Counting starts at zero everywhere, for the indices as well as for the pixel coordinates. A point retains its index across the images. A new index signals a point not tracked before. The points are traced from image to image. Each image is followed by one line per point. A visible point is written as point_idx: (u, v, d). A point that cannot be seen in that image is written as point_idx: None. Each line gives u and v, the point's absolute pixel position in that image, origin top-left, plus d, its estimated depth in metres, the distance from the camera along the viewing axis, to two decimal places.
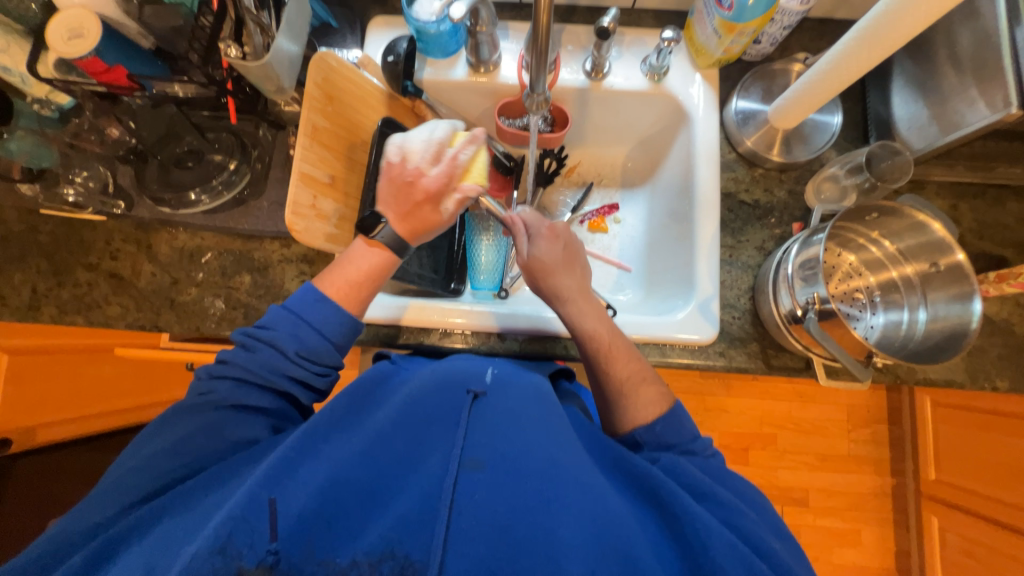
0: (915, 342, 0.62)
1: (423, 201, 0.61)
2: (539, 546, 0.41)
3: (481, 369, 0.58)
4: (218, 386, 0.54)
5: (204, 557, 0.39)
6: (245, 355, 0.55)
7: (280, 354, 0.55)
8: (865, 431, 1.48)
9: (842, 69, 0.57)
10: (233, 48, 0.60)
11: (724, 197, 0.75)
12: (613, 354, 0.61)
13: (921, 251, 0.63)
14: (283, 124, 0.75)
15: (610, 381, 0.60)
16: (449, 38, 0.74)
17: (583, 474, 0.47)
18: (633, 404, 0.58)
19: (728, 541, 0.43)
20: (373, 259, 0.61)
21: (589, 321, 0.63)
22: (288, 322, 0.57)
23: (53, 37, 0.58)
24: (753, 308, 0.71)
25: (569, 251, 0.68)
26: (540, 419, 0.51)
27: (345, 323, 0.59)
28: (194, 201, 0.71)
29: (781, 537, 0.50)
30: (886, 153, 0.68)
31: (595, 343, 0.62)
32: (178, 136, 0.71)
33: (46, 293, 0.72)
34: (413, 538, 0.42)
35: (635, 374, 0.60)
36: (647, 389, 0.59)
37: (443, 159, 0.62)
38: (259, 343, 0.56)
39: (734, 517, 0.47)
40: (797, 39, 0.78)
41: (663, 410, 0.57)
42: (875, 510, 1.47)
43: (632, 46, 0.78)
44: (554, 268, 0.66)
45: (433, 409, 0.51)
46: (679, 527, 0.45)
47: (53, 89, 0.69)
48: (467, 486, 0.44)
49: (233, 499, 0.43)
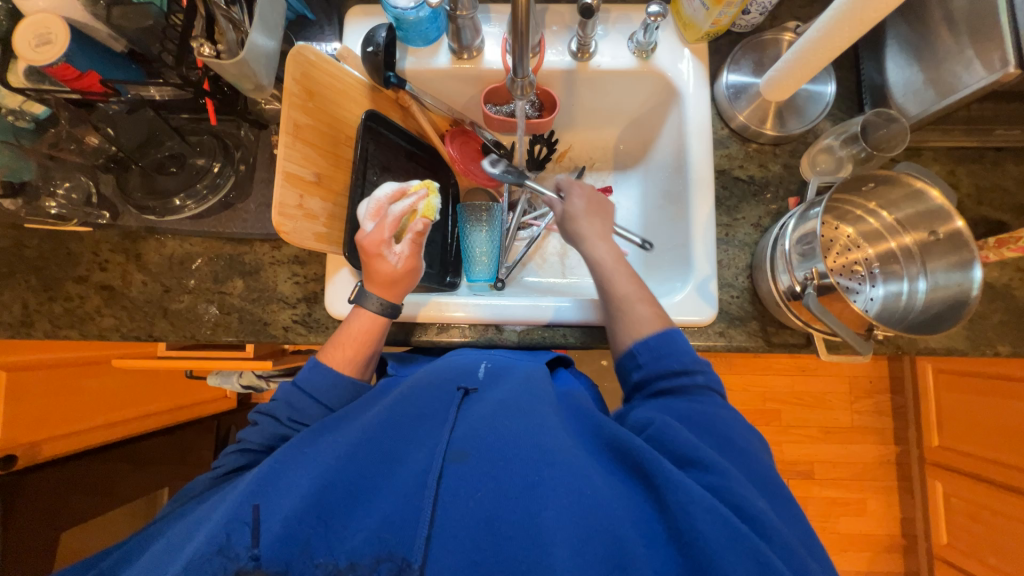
0: (916, 313, 0.61)
1: (370, 253, 0.60)
2: (524, 530, 0.41)
3: (474, 366, 0.59)
4: (226, 460, 0.57)
5: (206, 557, 0.40)
6: (253, 430, 0.58)
7: (276, 421, 0.58)
8: (867, 402, 1.49)
9: (834, 36, 0.55)
10: (206, 47, 0.57)
11: (718, 174, 0.74)
12: (616, 275, 0.63)
13: (920, 220, 0.62)
14: (265, 123, 0.73)
15: (611, 297, 0.62)
16: (429, 25, 0.72)
17: (570, 455, 0.46)
18: (629, 317, 0.59)
19: (709, 505, 0.40)
20: (364, 324, 0.61)
21: (600, 250, 0.65)
22: (286, 392, 0.58)
23: (20, 44, 0.56)
24: (751, 287, 0.70)
25: (590, 197, 0.70)
26: (527, 405, 0.51)
27: (341, 385, 0.59)
28: (180, 207, 0.69)
29: (772, 497, 0.46)
30: (881, 121, 0.67)
31: (599, 268, 0.64)
32: (159, 141, 0.68)
33: (38, 309, 0.72)
34: (402, 535, 0.42)
35: (636, 294, 0.61)
36: (643, 307, 0.59)
37: (380, 216, 0.62)
38: (263, 416, 0.59)
39: (713, 478, 0.43)
40: (787, 7, 0.76)
41: (658, 328, 0.57)
42: (879, 479, 1.48)
43: (618, 24, 0.76)
44: (576, 214, 0.68)
45: (419, 405, 0.52)
46: (660, 496, 0.43)
47: (25, 99, 0.64)
48: (451, 479, 0.45)
49: (223, 510, 0.44)
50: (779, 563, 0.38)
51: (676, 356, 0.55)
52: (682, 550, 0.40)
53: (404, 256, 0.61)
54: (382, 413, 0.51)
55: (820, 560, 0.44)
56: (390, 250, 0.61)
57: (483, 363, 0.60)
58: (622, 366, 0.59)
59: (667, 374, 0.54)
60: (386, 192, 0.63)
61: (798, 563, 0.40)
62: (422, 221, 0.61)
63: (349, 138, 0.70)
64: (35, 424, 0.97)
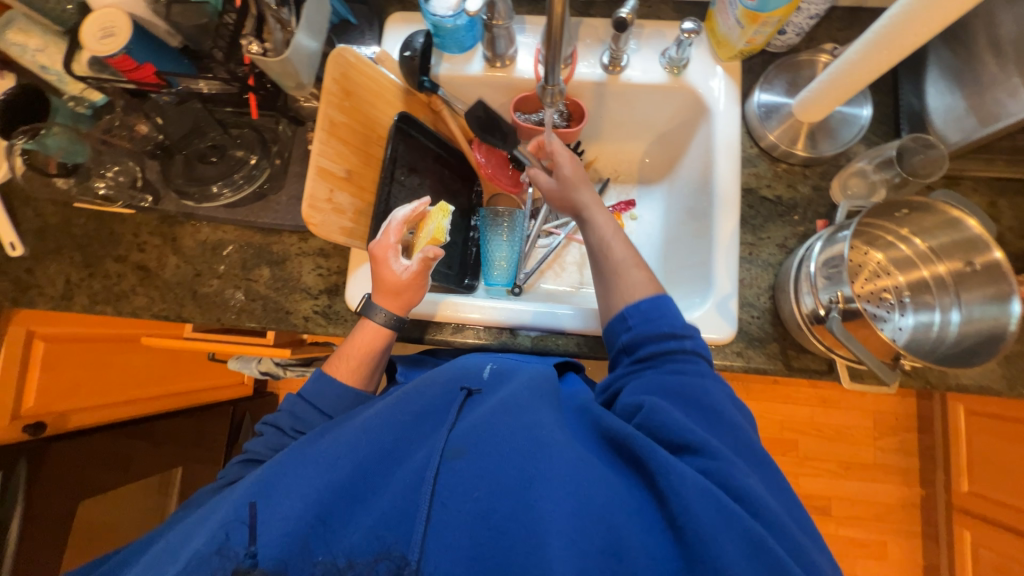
0: (946, 346, 0.59)
1: (379, 259, 0.61)
2: (519, 523, 0.41)
3: (479, 366, 0.59)
4: (229, 471, 0.58)
5: (206, 557, 0.41)
6: (259, 441, 0.60)
7: (279, 432, 0.60)
8: (892, 440, 1.43)
9: (873, 58, 0.55)
10: (254, 43, 0.60)
11: (745, 193, 0.73)
12: (613, 239, 0.64)
13: (955, 250, 0.60)
14: (303, 120, 0.76)
15: (609, 261, 0.63)
16: (466, 33, 0.74)
17: (566, 447, 0.46)
18: (623, 279, 0.61)
19: (701, 488, 0.41)
20: (367, 336, 0.63)
21: (598, 216, 0.67)
22: (289, 403, 0.61)
23: (86, 35, 0.60)
24: (773, 307, 0.69)
25: (580, 172, 0.69)
26: (525, 401, 0.51)
27: (343, 395, 0.61)
28: (216, 194, 0.72)
29: (758, 466, 0.48)
30: (918, 146, 0.65)
31: (596, 233, 0.66)
32: (201, 132, 0.72)
33: (78, 284, 0.76)
34: (400, 533, 0.42)
35: (628, 261, 0.62)
36: (635, 272, 0.61)
37: (393, 229, 0.62)
38: (268, 427, 0.61)
39: (706, 461, 0.44)
40: (825, 29, 0.76)
41: (651, 292, 0.58)
42: (902, 522, 1.41)
43: (651, 40, 0.77)
44: (576, 181, 0.68)
45: (423, 402, 0.53)
46: (654, 481, 0.44)
47: (85, 86, 0.74)
48: (448, 476, 0.45)
49: (224, 512, 0.44)
50: (772, 542, 0.39)
51: (667, 318, 0.56)
52: (677, 537, 0.40)
53: (410, 270, 0.61)
54: (383, 412, 0.51)
55: (812, 535, 0.46)
56: (399, 261, 0.62)
57: (489, 363, 0.61)
58: (612, 331, 0.59)
59: (657, 339, 0.55)
60: (405, 210, 0.64)
61: (788, 537, 0.41)
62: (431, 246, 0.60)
63: (380, 138, 0.72)
64: (65, 393, 1.02)
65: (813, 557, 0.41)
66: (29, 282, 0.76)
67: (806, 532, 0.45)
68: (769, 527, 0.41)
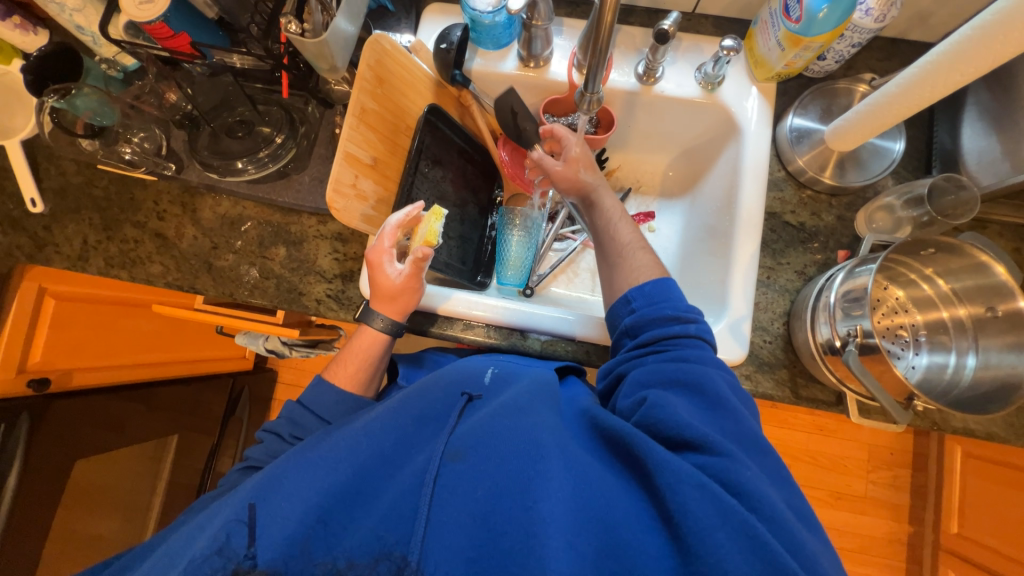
0: (960, 390, 0.58)
1: (373, 264, 0.62)
2: (518, 524, 0.41)
3: (480, 371, 0.60)
4: (228, 479, 0.58)
5: (204, 559, 0.40)
6: (259, 447, 0.59)
7: (279, 438, 0.60)
8: (885, 474, 1.42)
9: (913, 94, 0.54)
10: (293, 23, 0.59)
11: (768, 216, 0.73)
12: (618, 224, 0.67)
13: (978, 294, 0.60)
14: (332, 103, 0.75)
15: (614, 244, 0.65)
16: (502, 31, 0.73)
17: (565, 450, 0.46)
18: (627, 261, 0.63)
19: (698, 481, 0.41)
20: (366, 339, 0.64)
21: (607, 201, 0.69)
22: (290, 409, 0.61)
23: (126, 1, 0.59)
24: (786, 334, 0.69)
25: (586, 156, 0.70)
26: (523, 404, 0.51)
27: (342, 400, 0.61)
28: (240, 170, 0.71)
29: (758, 456, 0.47)
30: (950, 186, 0.64)
31: (603, 216, 0.68)
32: (231, 107, 0.74)
33: (95, 246, 0.76)
34: (399, 531, 0.43)
35: (634, 242, 0.64)
36: (640, 254, 0.63)
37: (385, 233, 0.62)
38: (267, 433, 0.60)
39: (704, 457, 0.44)
40: (864, 58, 0.75)
41: (654, 274, 0.60)
42: (887, 557, 1.41)
43: (688, 54, 0.76)
44: (586, 165, 0.70)
45: (426, 406, 0.54)
46: (652, 481, 0.43)
47: (120, 50, 0.73)
48: (449, 477, 0.45)
49: (225, 513, 0.44)
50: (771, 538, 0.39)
51: (670, 302, 0.56)
52: (674, 536, 0.40)
53: (404, 275, 0.61)
54: (384, 415, 0.51)
55: (812, 526, 0.45)
56: (393, 265, 0.62)
57: (489, 368, 0.62)
58: (614, 314, 0.60)
59: (658, 321, 0.55)
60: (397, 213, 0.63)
61: (788, 532, 0.40)
62: (420, 250, 0.59)
63: (408, 128, 0.72)
64: (70, 352, 1.02)
65: (816, 554, 0.40)
66: (45, 239, 0.76)
67: (812, 535, 0.44)
68: (773, 526, 0.40)
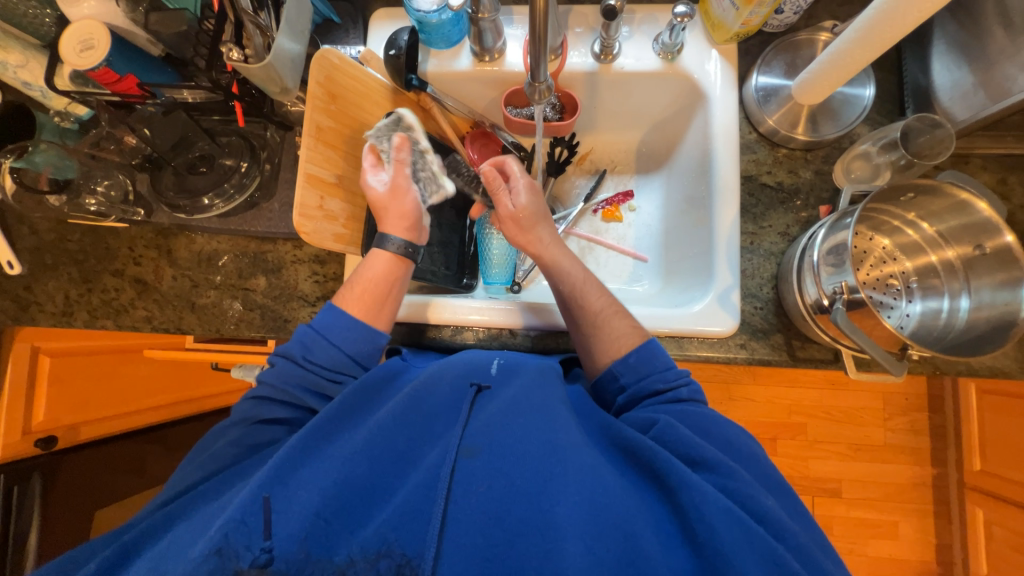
0: (955, 334, 0.58)
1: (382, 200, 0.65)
2: (534, 525, 0.41)
3: (486, 360, 0.57)
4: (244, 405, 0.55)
5: (204, 560, 0.39)
6: (273, 370, 0.56)
7: (294, 362, 0.56)
8: (903, 420, 1.41)
9: (873, 35, 0.52)
10: (235, 51, 0.59)
11: (745, 180, 0.71)
12: (585, 289, 0.63)
13: (964, 233, 0.58)
14: (290, 125, 0.75)
15: (586, 313, 0.61)
16: (452, 28, 0.72)
17: (581, 454, 0.45)
18: (606, 333, 0.59)
19: (724, 507, 0.41)
20: (380, 268, 0.61)
21: (562, 259, 0.66)
22: (304, 333, 0.57)
23: (66, 48, 0.59)
24: (776, 298, 0.68)
25: (533, 209, 0.67)
26: (540, 401, 0.50)
27: (361, 334, 0.58)
28: (208, 206, 0.71)
29: (774, 491, 0.48)
30: (924, 126, 0.63)
31: (564, 282, 0.64)
32: (190, 142, 0.69)
33: (77, 299, 0.76)
34: (406, 535, 0.42)
35: (609, 307, 0.61)
36: (619, 320, 0.60)
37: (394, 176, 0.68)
38: (280, 356, 0.57)
39: (725, 479, 0.44)
40: (824, 5, 0.73)
41: (638, 342, 0.58)
42: (915, 502, 1.40)
43: (643, 24, 0.74)
44: (533, 219, 0.66)
45: (434, 402, 0.51)
46: (674, 496, 0.43)
47: (70, 101, 0.72)
48: (462, 476, 0.44)
49: (235, 502, 0.42)
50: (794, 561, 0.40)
51: (658, 374, 0.55)
52: (696, 552, 0.41)
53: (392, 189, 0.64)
54: (395, 408, 0.49)
55: (818, 540, 0.46)
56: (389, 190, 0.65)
57: (496, 358, 0.58)
58: (605, 391, 0.59)
59: (649, 395, 0.54)
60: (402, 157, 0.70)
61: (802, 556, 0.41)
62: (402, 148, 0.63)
63: None
64: (74, 407, 1.02)
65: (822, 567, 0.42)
66: (28, 299, 0.76)
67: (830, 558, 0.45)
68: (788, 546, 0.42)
